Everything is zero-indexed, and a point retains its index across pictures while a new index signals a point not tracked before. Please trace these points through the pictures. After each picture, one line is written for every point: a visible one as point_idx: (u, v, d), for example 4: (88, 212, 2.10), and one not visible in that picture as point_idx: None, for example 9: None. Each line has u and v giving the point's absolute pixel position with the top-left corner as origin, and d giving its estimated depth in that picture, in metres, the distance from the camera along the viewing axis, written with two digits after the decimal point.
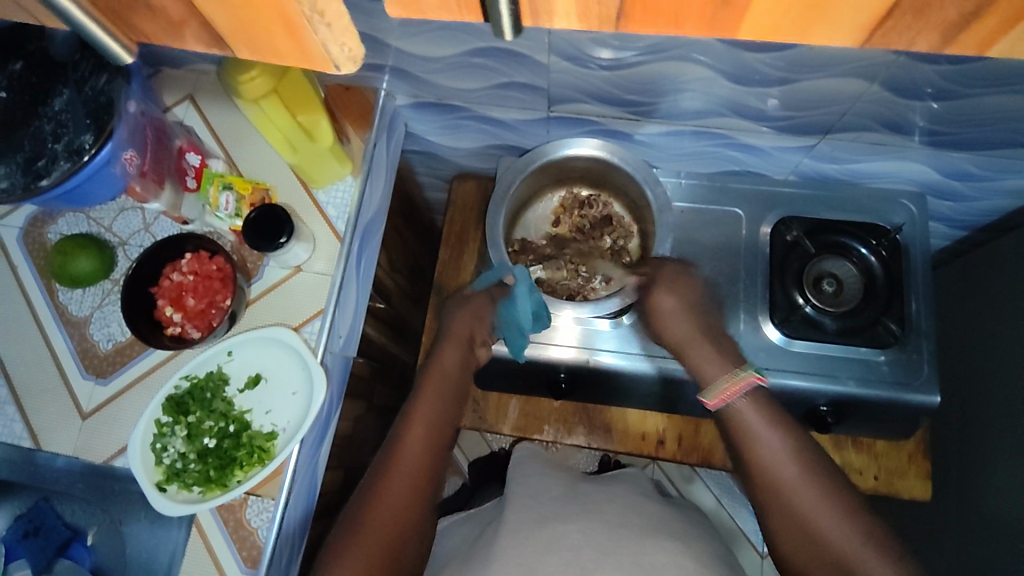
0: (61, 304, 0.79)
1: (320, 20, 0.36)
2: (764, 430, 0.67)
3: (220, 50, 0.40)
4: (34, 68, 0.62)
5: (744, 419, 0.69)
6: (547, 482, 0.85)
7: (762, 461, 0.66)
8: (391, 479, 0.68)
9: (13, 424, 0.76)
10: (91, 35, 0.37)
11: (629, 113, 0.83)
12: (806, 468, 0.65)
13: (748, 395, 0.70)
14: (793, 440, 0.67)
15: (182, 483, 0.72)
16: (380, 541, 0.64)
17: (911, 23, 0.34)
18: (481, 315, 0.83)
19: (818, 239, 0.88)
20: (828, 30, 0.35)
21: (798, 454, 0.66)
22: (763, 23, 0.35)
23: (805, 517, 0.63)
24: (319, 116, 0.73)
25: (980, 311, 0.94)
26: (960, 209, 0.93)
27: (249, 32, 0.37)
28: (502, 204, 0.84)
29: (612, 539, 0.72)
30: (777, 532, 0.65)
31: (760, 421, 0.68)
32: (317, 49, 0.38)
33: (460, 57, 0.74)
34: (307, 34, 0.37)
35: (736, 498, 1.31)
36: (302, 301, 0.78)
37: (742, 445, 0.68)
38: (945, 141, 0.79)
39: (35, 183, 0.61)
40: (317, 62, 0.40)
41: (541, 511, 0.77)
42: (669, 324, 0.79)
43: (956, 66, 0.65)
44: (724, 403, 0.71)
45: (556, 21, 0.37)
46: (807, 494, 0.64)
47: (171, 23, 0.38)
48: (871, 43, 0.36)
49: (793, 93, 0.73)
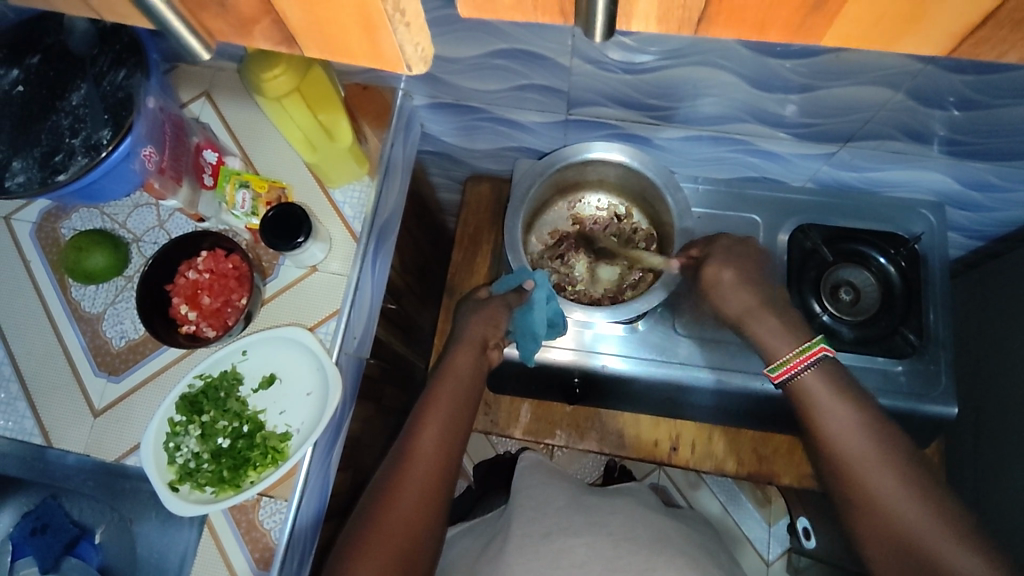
0: (74, 301, 0.78)
1: (400, 19, 0.35)
2: (841, 419, 0.65)
3: (289, 48, 0.38)
4: (52, 62, 0.62)
5: (815, 401, 0.67)
6: (552, 493, 0.84)
7: (841, 449, 0.64)
8: (404, 487, 0.67)
9: (24, 420, 0.75)
10: (171, 32, 0.35)
11: (648, 117, 0.82)
12: (886, 455, 0.62)
13: (818, 367, 0.68)
14: (880, 429, 0.64)
15: (195, 483, 0.71)
16: (393, 547, 0.63)
17: (1004, 34, 0.32)
18: (497, 321, 0.81)
19: (836, 247, 0.87)
20: (899, 41, 0.34)
21: (880, 441, 0.63)
22: (839, 31, 0.33)
23: (882, 502, 0.61)
24: (339, 116, 0.72)
25: (997, 321, 0.93)
26: (977, 219, 0.93)
27: (323, 28, 0.36)
28: (520, 207, 0.84)
29: (619, 554, 0.71)
30: (854, 522, 0.63)
31: (846, 410, 0.65)
32: (392, 51, 0.37)
33: (481, 58, 0.73)
34: (385, 35, 0.36)
35: (742, 506, 1.30)
36: (317, 300, 0.78)
37: (823, 438, 0.65)
38: (967, 151, 0.78)
39: (52, 178, 0.60)
40: (388, 61, 0.39)
41: (547, 523, 0.77)
42: (728, 312, 0.75)
43: (981, 76, 0.64)
44: (797, 378, 0.69)
45: (633, 21, 0.34)
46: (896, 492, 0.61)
47: (242, 20, 0.36)
48: (956, 52, 0.34)
49: (814, 100, 0.72)
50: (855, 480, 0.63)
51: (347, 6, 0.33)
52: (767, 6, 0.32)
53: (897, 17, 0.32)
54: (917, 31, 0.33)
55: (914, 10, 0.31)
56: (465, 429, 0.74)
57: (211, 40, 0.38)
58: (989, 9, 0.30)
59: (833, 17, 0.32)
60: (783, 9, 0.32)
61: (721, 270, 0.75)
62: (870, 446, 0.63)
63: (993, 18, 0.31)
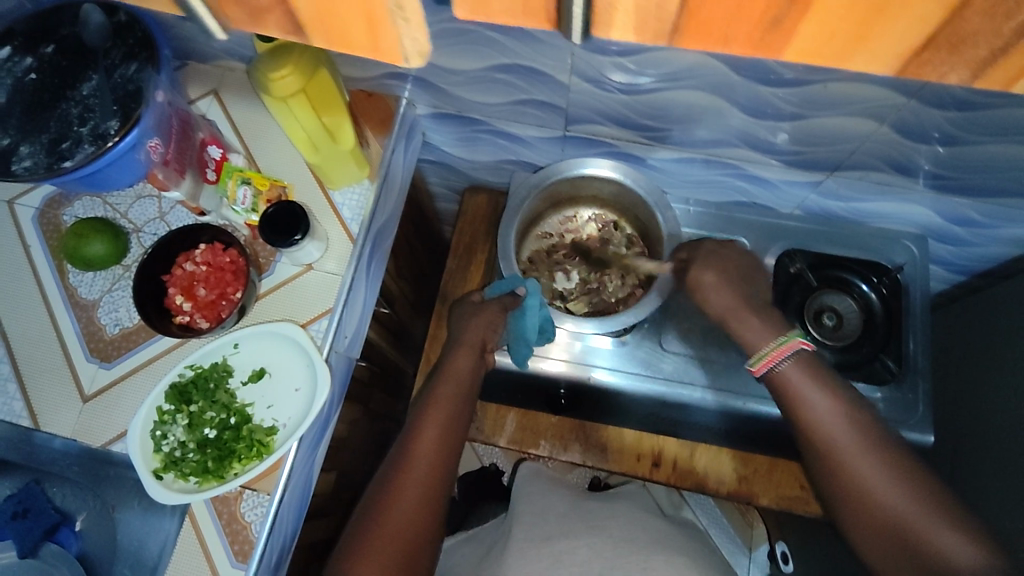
0: (71, 286, 0.79)
1: (401, 15, 0.36)
2: (877, 471, 0.62)
3: (297, 39, 0.38)
4: (65, 52, 0.65)
5: (799, 395, 0.68)
6: (553, 500, 0.87)
7: (877, 500, 0.61)
8: (404, 489, 0.67)
9: (12, 402, 0.76)
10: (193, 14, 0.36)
11: (643, 137, 0.84)
12: (872, 444, 0.64)
13: (795, 360, 0.69)
14: (859, 418, 0.65)
15: (179, 472, 0.72)
16: (392, 548, 0.64)
17: (942, 56, 0.31)
18: (493, 325, 0.82)
19: (820, 273, 0.92)
20: (848, 60, 0.32)
21: (858, 426, 0.65)
22: (799, 41, 0.32)
23: (873, 488, 0.62)
24: (342, 118, 0.75)
25: (974, 355, 0.95)
26: (959, 254, 0.95)
27: (329, 23, 0.36)
28: (514, 218, 0.86)
29: (616, 552, 0.72)
30: (860, 534, 0.62)
31: (826, 403, 0.66)
32: (391, 42, 0.38)
33: (483, 72, 0.75)
34: (387, 28, 0.37)
35: (723, 529, 1.31)
36: (310, 298, 0.79)
37: (806, 426, 0.67)
38: (949, 186, 0.81)
39: (58, 164, 0.62)
40: (387, 53, 0.39)
41: (548, 528, 0.78)
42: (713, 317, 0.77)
43: (964, 113, 0.67)
44: (774, 372, 0.70)
45: (611, 31, 0.33)
46: (884, 475, 0.62)
47: (254, 9, 0.36)
48: (905, 73, 0.33)
49: (804, 129, 0.75)
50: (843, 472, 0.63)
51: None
52: (730, 17, 0.31)
53: (848, 36, 0.31)
54: (867, 51, 0.31)
55: (859, 30, 0.30)
56: (464, 431, 0.75)
57: (230, 26, 0.38)
58: (929, 32, 0.30)
59: (790, 34, 0.31)
60: (743, 25, 0.31)
61: (704, 274, 0.77)
62: (856, 436, 0.64)
63: (933, 41, 0.30)
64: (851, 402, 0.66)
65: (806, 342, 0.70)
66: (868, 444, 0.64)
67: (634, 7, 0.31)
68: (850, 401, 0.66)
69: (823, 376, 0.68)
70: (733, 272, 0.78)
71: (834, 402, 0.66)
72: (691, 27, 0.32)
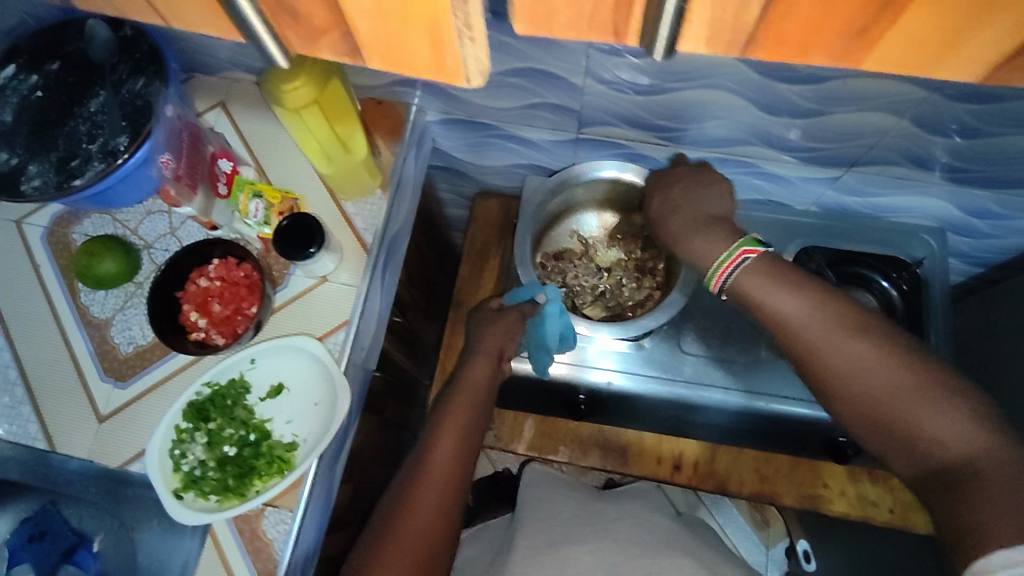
0: (83, 305, 0.78)
1: (466, 32, 0.34)
2: (856, 356, 0.54)
3: (353, 59, 0.37)
4: (71, 69, 0.64)
5: (761, 297, 0.60)
6: (576, 504, 0.86)
7: (858, 389, 0.54)
8: (422, 494, 0.66)
9: (28, 425, 0.75)
10: (249, 28, 0.34)
11: (656, 137, 0.83)
12: (847, 329, 0.56)
13: (745, 269, 0.62)
14: (832, 307, 0.57)
15: (200, 491, 0.70)
16: (412, 554, 0.62)
17: None
18: (511, 333, 0.83)
19: (840, 270, 0.90)
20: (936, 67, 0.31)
21: (830, 314, 0.57)
22: (884, 49, 0.30)
23: (852, 376, 0.54)
24: (355, 129, 0.74)
25: (996, 348, 0.94)
26: (978, 246, 0.94)
27: (388, 40, 0.34)
28: (529, 224, 0.86)
29: (642, 551, 0.71)
30: (850, 423, 0.56)
31: (794, 299, 0.58)
32: (455, 62, 0.36)
33: (495, 76, 0.74)
34: (452, 49, 0.35)
35: (742, 529, 1.29)
36: (326, 311, 0.78)
37: (777, 325, 0.59)
38: (968, 178, 0.80)
39: (68, 182, 0.61)
40: (448, 74, 0.37)
41: (573, 531, 0.77)
42: None
43: (984, 105, 0.66)
44: (730, 285, 0.62)
45: (682, 43, 0.32)
46: (861, 360, 0.54)
47: (312, 30, 0.35)
48: (990, 79, 0.32)
49: (820, 125, 0.74)
50: (818, 366, 0.56)
51: (417, 17, 0.32)
52: (814, 27, 0.30)
53: (938, 43, 0.30)
54: (957, 55, 0.30)
55: (951, 37, 0.29)
56: (480, 438, 0.74)
57: (288, 50, 0.37)
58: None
59: (876, 41, 0.30)
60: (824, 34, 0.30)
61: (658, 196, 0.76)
62: (829, 324, 0.56)
63: None
64: (820, 290, 0.58)
65: (751, 249, 0.62)
66: (844, 330, 0.55)
67: (711, 15, 0.30)
68: (820, 287, 0.59)
69: (790, 274, 0.60)
70: (688, 191, 0.73)
71: (803, 297, 0.58)
72: (771, 40, 0.31)
